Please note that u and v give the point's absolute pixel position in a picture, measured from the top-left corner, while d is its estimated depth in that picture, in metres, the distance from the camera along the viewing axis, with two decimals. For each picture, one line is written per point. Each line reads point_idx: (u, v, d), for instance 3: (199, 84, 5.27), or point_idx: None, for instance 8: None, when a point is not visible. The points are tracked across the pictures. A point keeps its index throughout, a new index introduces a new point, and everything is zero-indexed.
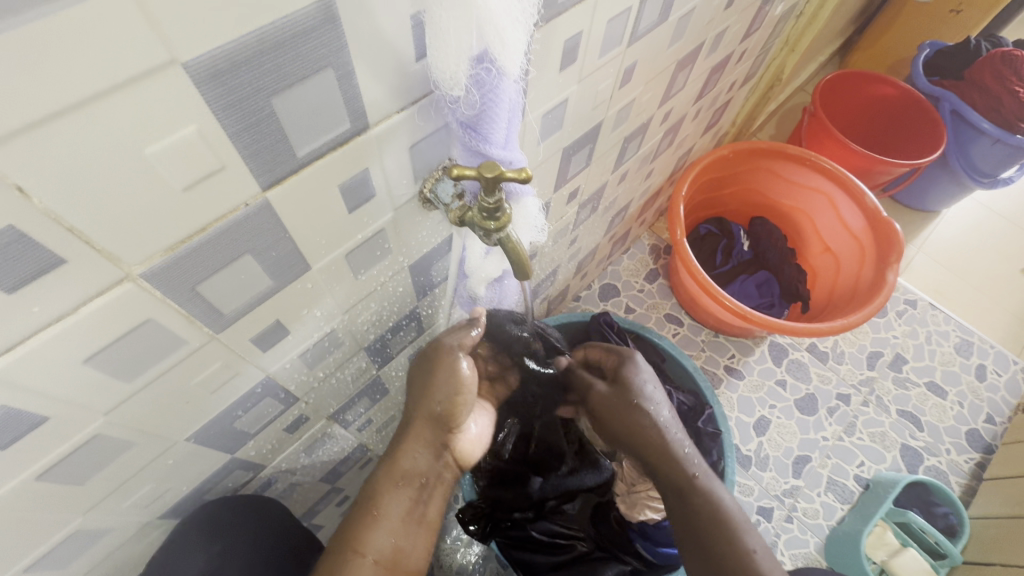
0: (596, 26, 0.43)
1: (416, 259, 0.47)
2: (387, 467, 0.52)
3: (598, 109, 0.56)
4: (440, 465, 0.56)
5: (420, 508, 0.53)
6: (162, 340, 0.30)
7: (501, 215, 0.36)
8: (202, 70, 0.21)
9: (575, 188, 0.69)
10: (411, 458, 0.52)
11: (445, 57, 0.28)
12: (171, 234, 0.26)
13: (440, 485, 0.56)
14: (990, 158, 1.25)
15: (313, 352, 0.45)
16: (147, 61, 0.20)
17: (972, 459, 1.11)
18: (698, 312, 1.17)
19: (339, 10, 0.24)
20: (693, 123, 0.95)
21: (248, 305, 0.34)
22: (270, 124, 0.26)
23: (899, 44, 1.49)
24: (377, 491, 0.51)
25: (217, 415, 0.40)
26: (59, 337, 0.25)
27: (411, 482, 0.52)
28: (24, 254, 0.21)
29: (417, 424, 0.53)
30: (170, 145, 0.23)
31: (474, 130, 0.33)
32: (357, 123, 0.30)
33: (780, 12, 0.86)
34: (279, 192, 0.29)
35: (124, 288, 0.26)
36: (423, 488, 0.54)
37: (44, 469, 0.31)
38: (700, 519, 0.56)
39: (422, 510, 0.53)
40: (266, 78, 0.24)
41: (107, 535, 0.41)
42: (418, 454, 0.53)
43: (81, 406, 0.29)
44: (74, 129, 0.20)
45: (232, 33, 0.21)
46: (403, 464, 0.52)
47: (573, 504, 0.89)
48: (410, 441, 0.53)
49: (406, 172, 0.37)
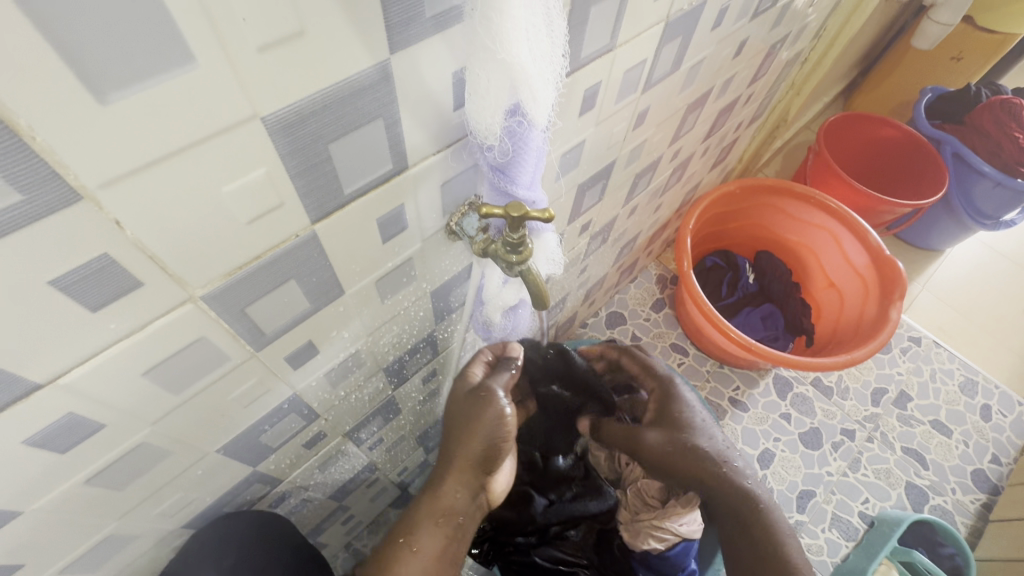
0: (614, 76, 0.47)
1: (438, 286, 0.50)
2: (428, 502, 0.52)
3: (612, 148, 0.59)
4: (476, 506, 0.55)
5: (454, 547, 0.52)
6: (210, 356, 0.33)
7: (524, 249, 0.39)
8: (275, 121, 0.24)
9: (587, 221, 0.73)
10: (450, 495, 0.52)
11: (484, 110, 0.31)
12: (232, 260, 0.29)
13: (473, 524, 0.55)
14: (992, 200, 1.28)
15: (337, 370, 0.47)
16: (235, 115, 0.23)
17: (978, 500, 1.10)
18: (703, 342, 1.19)
19: (392, 69, 0.27)
20: (700, 160, 0.98)
21: (287, 326, 0.37)
22: (326, 167, 0.29)
23: (900, 89, 1.54)
24: (415, 521, 0.51)
25: (246, 429, 0.42)
26: (126, 351, 0.28)
27: (448, 521, 0.52)
28: (110, 278, 0.24)
29: (457, 464, 0.52)
30: (242, 185, 0.26)
31: (502, 173, 0.36)
32: (398, 164, 0.33)
33: (787, 58, 0.90)
34: (325, 225, 0.32)
35: (186, 308, 0.28)
36: (460, 527, 0.53)
37: (92, 474, 0.33)
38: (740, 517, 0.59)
39: (456, 550, 0.52)
40: (327, 128, 0.27)
41: (134, 542, 0.43)
42: (459, 491, 0.52)
43: (133, 415, 0.32)
44: (172, 171, 0.23)
45: (303, 92, 0.24)
46: (443, 501, 0.52)
47: (577, 531, 0.87)
48: (450, 479, 0.52)
49: (437, 206, 0.40)
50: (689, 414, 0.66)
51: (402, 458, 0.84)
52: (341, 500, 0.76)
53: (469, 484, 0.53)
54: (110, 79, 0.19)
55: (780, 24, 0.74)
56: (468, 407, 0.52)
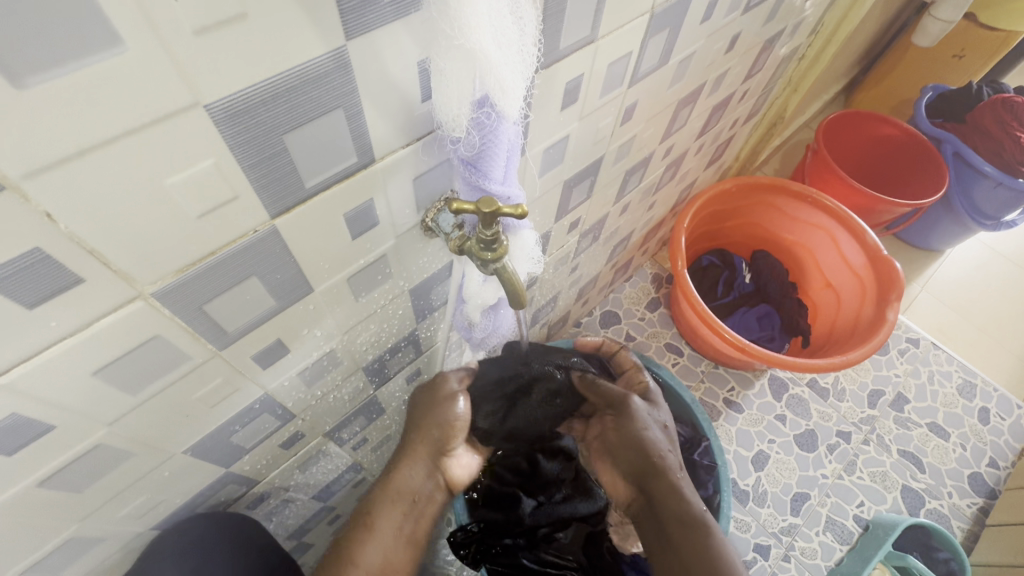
0: (597, 70, 0.45)
1: (417, 284, 0.49)
2: (381, 483, 0.53)
3: (599, 144, 0.58)
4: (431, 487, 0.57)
5: (411, 524, 0.53)
6: (167, 355, 0.32)
7: (498, 246, 0.37)
8: (221, 110, 0.23)
9: (576, 218, 0.71)
10: (407, 475, 0.53)
11: (449, 101, 0.30)
12: (184, 256, 0.27)
13: (431, 507, 0.57)
14: (992, 200, 1.26)
15: (312, 370, 0.46)
16: (175, 103, 0.22)
17: (975, 504, 1.09)
18: (698, 342, 1.17)
19: (350, 56, 0.26)
20: (694, 158, 0.97)
21: (252, 324, 0.35)
22: (282, 158, 0.27)
23: (901, 87, 1.52)
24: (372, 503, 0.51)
25: (215, 429, 0.41)
26: (72, 350, 0.27)
27: (404, 500, 0.52)
28: (47, 274, 0.23)
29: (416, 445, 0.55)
30: (189, 177, 0.24)
31: (473, 167, 0.35)
32: (364, 157, 0.32)
33: (782, 55, 0.89)
34: (287, 220, 0.31)
35: (135, 305, 0.27)
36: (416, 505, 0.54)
37: (46, 476, 0.32)
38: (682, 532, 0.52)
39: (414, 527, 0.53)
40: (280, 118, 0.26)
41: (100, 544, 0.42)
42: (415, 470, 0.54)
43: (86, 416, 0.31)
44: (106, 162, 0.21)
45: (251, 79, 0.23)
46: (401, 479, 0.53)
47: (566, 533, 0.87)
48: (409, 460, 0.54)
49: (409, 202, 0.38)
50: (638, 419, 0.61)
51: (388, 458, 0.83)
52: (325, 501, 0.75)
53: (425, 461, 0.55)
54: (26, 61, 0.18)
55: (774, 18, 0.73)
56: (432, 396, 0.57)
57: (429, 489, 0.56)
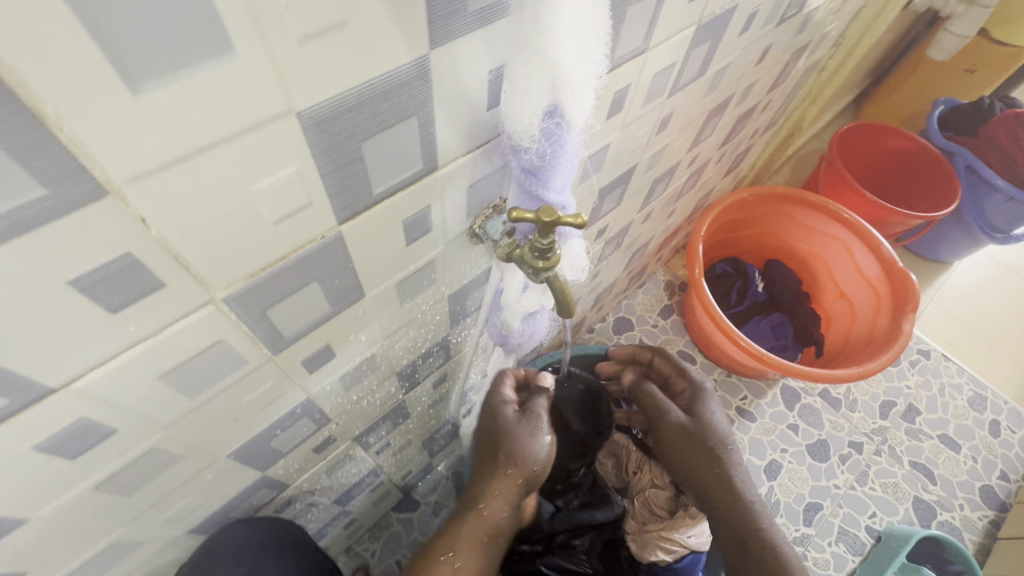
0: (644, 80, 0.46)
1: (456, 290, 0.49)
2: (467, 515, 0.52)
3: (634, 153, 0.58)
4: (513, 522, 0.56)
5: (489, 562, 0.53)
6: (228, 359, 0.31)
7: (552, 255, 0.37)
8: (310, 117, 0.23)
9: (604, 225, 0.71)
10: (495, 513, 0.52)
11: (521, 113, 0.30)
12: (257, 261, 0.27)
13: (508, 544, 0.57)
14: (1003, 214, 1.27)
15: (352, 375, 0.46)
16: (270, 109, 0.21)
17: (986, 516, 1.09)
18: (712, 350, 1.17)
19: (431, 66, 0.26)
20: (715, 167, 0.97)
21: (306, 329, 0.35)
22: (358, 166, 0.27)
23: (912, 100, 1.53)
24: (456, 533, 0.51)
25: (258, 434, 0.41)
26: (143, 354, 0.26)
27: (485, 538, 0.52)
28: (132, 280, 0.23)
29: (501, 484, 0.53)
30: (271, 184, 0.24)
31: (534, 176, 0.35)
32: (428, 164, 0.32)
33: (806, 66, 0.89)
34: (351, 226, 0.31)
35: (207, 310, 0.27)
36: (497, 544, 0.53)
37: (101, 480, 0.31)
38: (750, 534, 0.61)
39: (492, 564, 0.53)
40: (360, 125, 0.26)
41: (139, 548, 0.41)
42: (501, 509, 0.53)
43: (146, 421, 0.30)
44: (202, 167, 0.21)
45: (341, 87, 0.23)
46: (487, 517, 0.52)
47: (583, 540, 0.85)
48: (495, 495, 0.53)
49: (461, 209, 0.38)
50: (714, 423, 0.67)
51: (407, 461, 0.82)
52: (345, 504, 0.74)
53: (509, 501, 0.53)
54: (143, 64, 0.17)
55: (803, 32, 0.73)
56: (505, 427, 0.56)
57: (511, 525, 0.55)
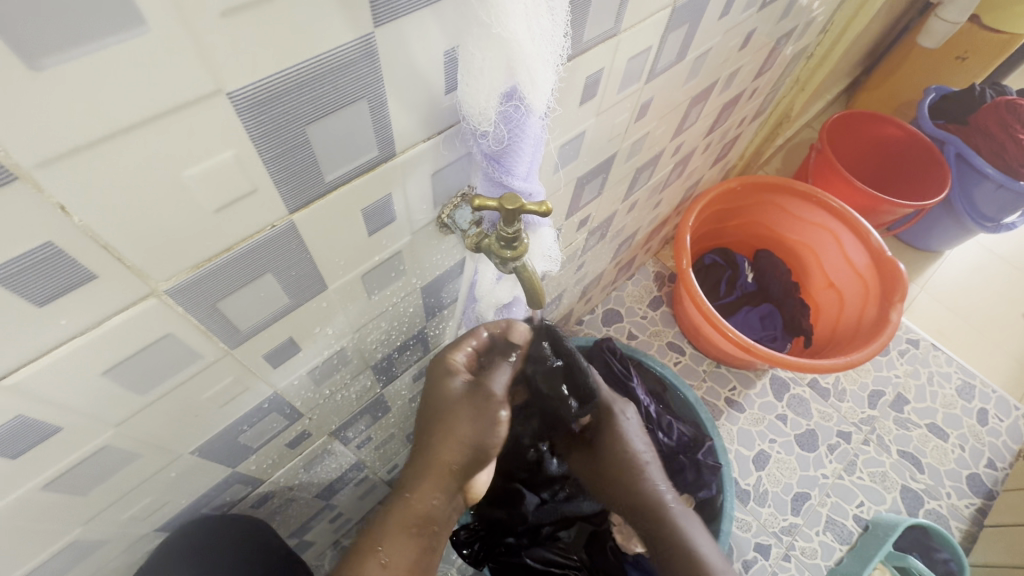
0: (617, 65, 0.44)
1: (429, 281, 0.48)
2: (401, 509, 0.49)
3: (612, 141, 0.57)
4: (453, 509, 0.53)
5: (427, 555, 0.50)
6: (180, 354, 0.30)
7: (519, 244, 0.36)
8: (244, 99, 0.22)
9: (586, 215, 0.70)
10: (425, 503, 0.50)
11: (477, 94, 0.29)
12: (199, 252, 0.26)
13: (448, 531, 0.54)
14: (993, 202, 1.26)
15: (322, 368, 0.45)
16: (196, 89, 0.20)
17: (973, 504, 1.10)
18: (700, 340, 1.17)
19: (378, 45, 0.25)
20: (702, 156, 0.96)
21: (265, 322, 0.34)
22: (304, 151, 0.26)
23: (903, 88, 1.52)
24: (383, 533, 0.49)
25: (223, 430, 0.40)
26: (80, 349, 0.25)
27: (416, 529, 0.49)
28: (58, 270, 0.22)
29: (433, 471, 0.50)
30: (207, 169, 0.23)
31: (496, 162, 0.34)
32: (385, 150, 0.31)
33: (792, 53, 0.88)
34: (305, 215, 0.30)
35: (149, 303, 0.26)
36: (433, 537, 0.51)
37: (51, 478, 0.31)
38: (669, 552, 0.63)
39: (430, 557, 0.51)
40: (303, 108, 0.24)
41: (103, 547, 0.41)
42: (433, 498, 0.50)
43: (93, 417, 0.29)
44: (122, 149, 0.20)
45: (276, 67, 0.22)
46: (416, 510, 0.50)
47: (567, 531, 0.87)
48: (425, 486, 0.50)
49: (427, 198, 0.37)
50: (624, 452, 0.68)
51: (392, 455, 0.82)
52: (327, 499, 0.74)
53: (443, 489, 0.50)
54: (47, 39, 0.16)
55: (787, 17, 0.72)
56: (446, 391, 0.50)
57: (450, 511, 0.52)
